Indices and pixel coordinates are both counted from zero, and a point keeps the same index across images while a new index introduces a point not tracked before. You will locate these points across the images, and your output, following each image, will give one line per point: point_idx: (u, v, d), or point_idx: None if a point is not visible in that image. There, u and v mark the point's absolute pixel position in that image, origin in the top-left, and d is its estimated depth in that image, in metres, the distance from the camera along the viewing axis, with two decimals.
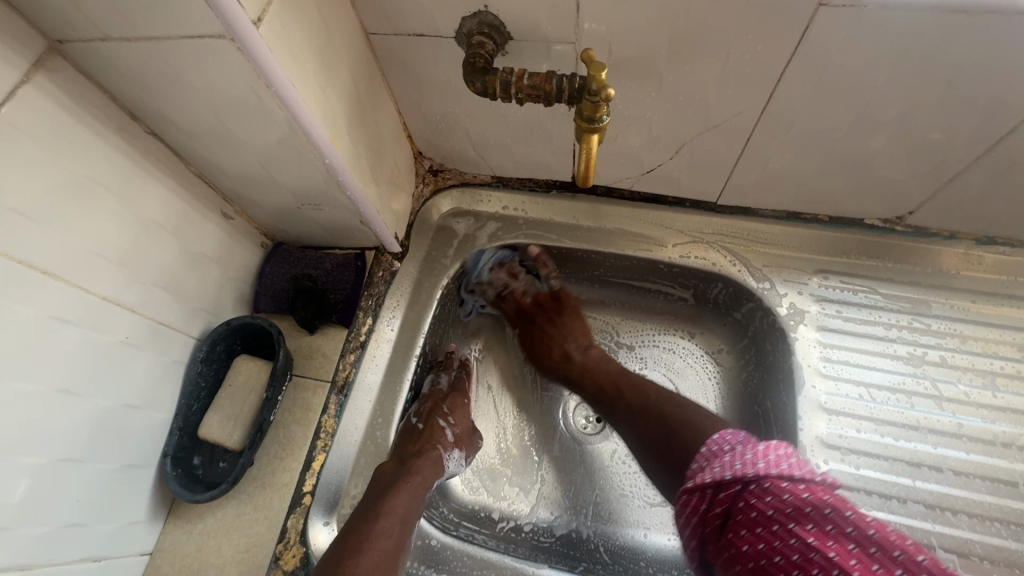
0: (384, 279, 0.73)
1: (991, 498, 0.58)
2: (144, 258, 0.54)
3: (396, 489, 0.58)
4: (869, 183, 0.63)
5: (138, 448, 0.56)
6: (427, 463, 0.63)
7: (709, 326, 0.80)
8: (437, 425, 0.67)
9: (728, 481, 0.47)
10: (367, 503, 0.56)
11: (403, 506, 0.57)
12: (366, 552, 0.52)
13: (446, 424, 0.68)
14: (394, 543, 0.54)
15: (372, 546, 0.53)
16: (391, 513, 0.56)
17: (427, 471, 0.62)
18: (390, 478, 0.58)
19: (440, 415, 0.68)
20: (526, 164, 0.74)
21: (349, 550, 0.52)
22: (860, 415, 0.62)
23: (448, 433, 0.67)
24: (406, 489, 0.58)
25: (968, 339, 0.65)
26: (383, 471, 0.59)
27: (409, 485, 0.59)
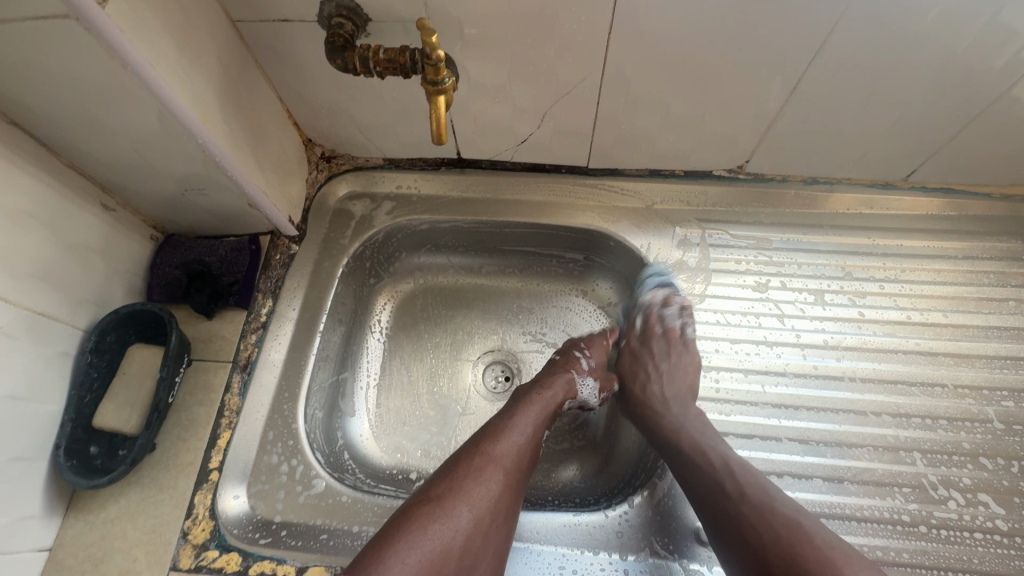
0: (282, 262, 0.76)
1: (825, 392, 0.67)
2: (15, 249, 0.54)
3: (530, 398, 0.64)
4: (706, 136, 0.72)
5: (27, 441, 0.55)
6: (561, 381, 0.69)
7: (598, 282, 0.87)
8: (571, 355, 0.74)
9: None
10: (507, 407, 0.63)
11: (538, 408, 0.64)
12: (504, 438, 0.58)
13: (581, 354, 0.74)
14: (528, 438, 0.60)
15: (509, 434, 0.58)
16: (527, 414, 0.62)
17: (559, 387, 0.67)
18: (527, 390, 0.67)
19: (577, 347, 0.76)
20: (413, 143, 0.79)
21: (489, 434, 0.58)
22: (719, 337, 0.72)
23: (581, 361, 0.73)
24: (542, 397, 0.65)
25: (803, 264, 0.76)
26: (525, 386, 0.68)
27: (541, 395, 0.65)
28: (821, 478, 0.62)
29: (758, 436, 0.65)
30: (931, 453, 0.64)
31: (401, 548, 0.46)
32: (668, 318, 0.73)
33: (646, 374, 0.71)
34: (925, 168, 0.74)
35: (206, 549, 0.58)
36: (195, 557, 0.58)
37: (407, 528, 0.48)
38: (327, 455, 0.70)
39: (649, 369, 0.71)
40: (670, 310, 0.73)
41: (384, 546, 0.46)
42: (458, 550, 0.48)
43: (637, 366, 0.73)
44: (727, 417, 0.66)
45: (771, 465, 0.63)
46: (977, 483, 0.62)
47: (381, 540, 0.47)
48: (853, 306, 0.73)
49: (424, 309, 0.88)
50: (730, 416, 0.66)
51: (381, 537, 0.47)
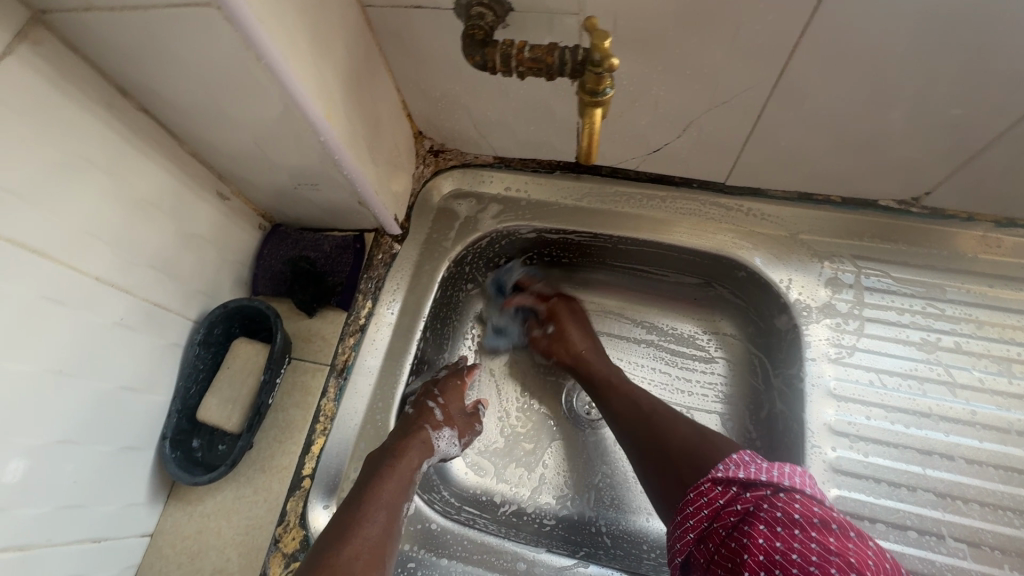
0: (384, 262, 0.72)
1: (1004, 487, 0.56)
2: (139, 238, 0.53)
3: (383, 473, 0.55)
4: (884, 162, 0.60)
5: (137, 431, 0.55)
6: (414, 446, 0.59)
7: (714, 311, 0.78)
8: (425, 407, 0.64)
9: (759, 483, 0.47)
10: (355, 491, 0.54)
11: (392, 491, 0.54)
12: (350, 541, 0.49)
13: (435, 404, 0.65)
14: (382, 532, 0.51)
15: (357, 534, 0.50)
16: (381, 500, 0.53)
17: (413, 454, 0.58)
18: (376, 463, 0.56)
19: (429, 397, 0.66)
20: (529, 143, 0.72)
21: (333, 539, 0.50)
22: (870, 401, 0.60)
23: (436, 412, 0.64)
24: (396, 474, 0.55)
25: (983, 324, 0.63)
26: (373, 458, 0.57)
27: (399, 467, 0.56)
28: None
29: (913, 529, 0.55)
30: None
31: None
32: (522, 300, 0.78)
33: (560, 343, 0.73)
34: None
35: (295, 559, 0.57)
36: (284, 566, 0.57)
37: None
38: None
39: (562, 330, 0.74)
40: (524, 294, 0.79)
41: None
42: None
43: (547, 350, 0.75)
44: (877, 500, 0.56)
45: (928, 566, 0.54)
46: None
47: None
48: None
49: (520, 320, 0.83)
50: (881, 499, 0.56)
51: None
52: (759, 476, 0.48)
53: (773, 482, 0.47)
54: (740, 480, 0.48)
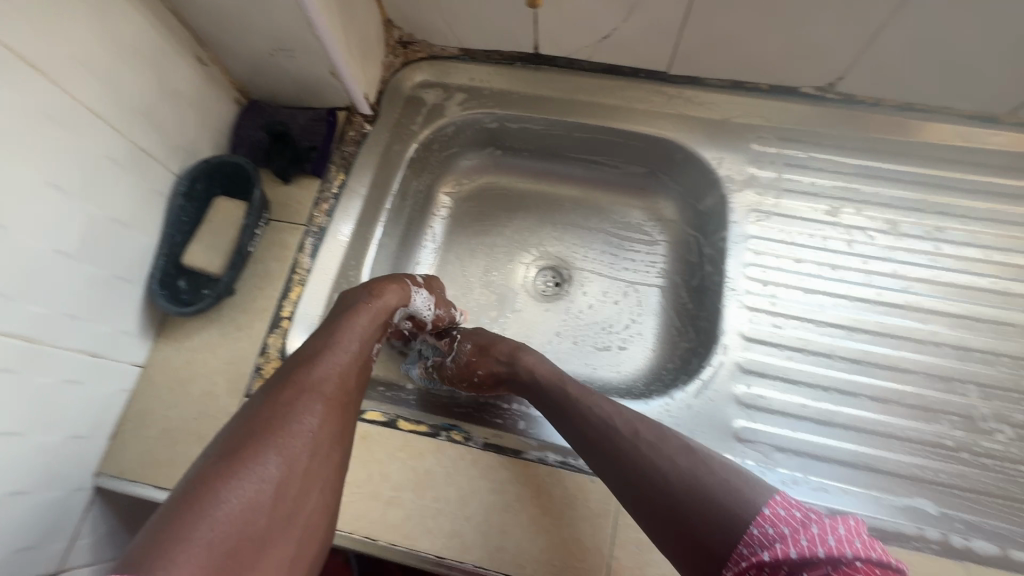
0: (354, 140, 0.78)
1: (885, 318, 0.66)
2: (123, 81, 0.57)
3: (356, 312, 0.57)
4: (802, 45, 0.68)
5: (126, 264, 0.61)
6: (393, 290, 0.62)
7: (658, 198, 0.86)
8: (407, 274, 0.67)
9: (816, 559, 0.38)
10: (327, 324, 0.55)
11: (365, 327, 0.56)
12: (319, 365, 0.50)
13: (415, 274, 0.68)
14: (350, 361, 0.52)
15: (325, 360, 0.51)
16: (354, 334, 0.55)
17: (390, 296, 0.61)
18: (352, 302, 0.58)
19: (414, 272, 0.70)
20: (491, 32, 0.78)
21: (302, 363, 0.50)
22: (782, 255, 0.70)
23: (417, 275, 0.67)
24: (369, 313, 0.58)
25: (882, 192, 0.73)
26: (348, 300, 0.59)
27: (365, 309, 0.58)
28: (866, 396, 0.63)
29: (808, 351, 0.65)
30: (988, 386, 0.63)
31: (199, 518, 0.35)
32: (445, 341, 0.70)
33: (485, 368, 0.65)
34: None
35: None
36: None
37: (205, 488, 0.37)
38: None
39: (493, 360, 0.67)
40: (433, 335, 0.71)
41: (181, 516, 0.35)
42: (268, 510, 0.39)
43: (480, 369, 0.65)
44: (781, 330, 0.66)
45: (818, 379, 0.64)
46: None
47: (169, 516, 0.35)
48: (928, 239, 0.70)
49: (484, 207, 0.90)
50: (784, 329, 0.66)
51: (177, 506, 0.36)
52: (816, 551, 0.38)
53: (833, 556, 0.38)
54: (792, 561, 0.38)
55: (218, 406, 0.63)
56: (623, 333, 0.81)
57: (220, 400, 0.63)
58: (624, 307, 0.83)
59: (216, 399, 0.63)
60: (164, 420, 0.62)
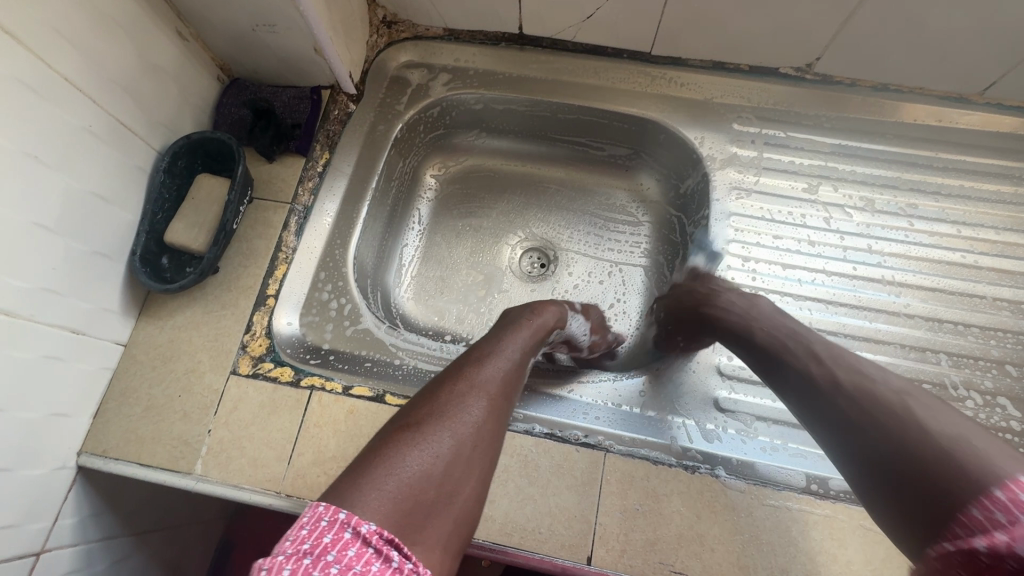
0: (339, 120, 0.77)
1: (860, 291, 0.68)
2: (103, 53, 0.56)
3: (523, 325, 0.55)
4: (782, 24, 0.70)
5: (107, 240, 0.60)
6: (551, 308, 0.60)
7: (642, 179, 0.87)
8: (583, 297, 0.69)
9: None
10: (500, 333, 0.53)
11: (527, 336, 0.54)
12: (491, 361, 0.48)
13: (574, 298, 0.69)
14: (518, 363, 0.50)
15: (497, 359, 0.48)
16: (514, 340, 0.52)
17: (548, 313, 0.59)
18: (516, 317, 0.57)
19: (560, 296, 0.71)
20: (475, 12, 0.78)
21: (474, 359, 0.47)
22: (762, 231, 0.71)
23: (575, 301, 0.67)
24: (533, 324, 0.56)
25: (858, 171, 0.75)
26: (513, 313, 0.58)
27: (534, 321, 0.56)
28: None
29: None
30: (958, 355, 0.65)
31: (371, 486, 0.35)
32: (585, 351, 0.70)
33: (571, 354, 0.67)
34: (1005, 82, 0.71)
35: (262, 360, 0.63)
36: (252, 364, 0.63)
37: (378, 459, 0.37)
38: (370, 302, 0.75)
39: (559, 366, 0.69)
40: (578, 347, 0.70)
41: (355, 481, 0.35)
42: (438, 486, 0.37)
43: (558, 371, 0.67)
44: None
45: None
46: (998, 388, 0.63)
47: (344, 482, 0.36)
48: (903, 215, 0.72)
49: (469, 188, 0.90)
50: None
51: (350, 474, 0.36)
52: None
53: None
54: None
55: (203, 383, 0.62)
56: (608, 313, 0.82)
57: (205, 377, 0.62)
58: (609, 287, 0.84)
59: (200, 376, 0.62)
60: (148, 398, 0.62)
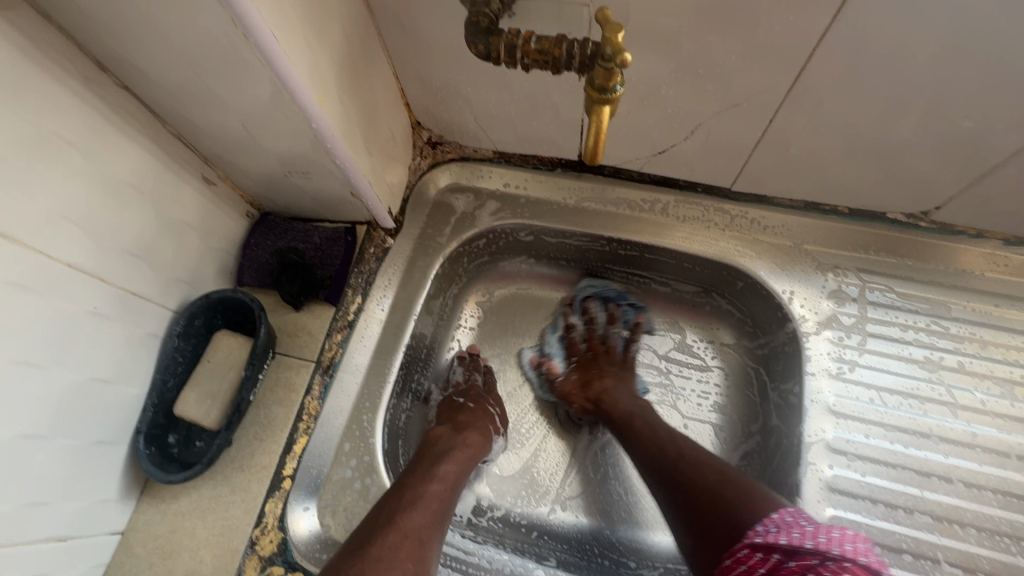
0: (375, 256, 0.69)
1: (1001, 512, 0.55)
2: (114, 225, 0.50)
3: (447, 456, 0.58)
4: (895, 174, 0.59)
5: (108, 425, 0.53)
6: (477, 436, 0.63)
7: (713, 319, 0.76)
8: (484, 408, 0.68)
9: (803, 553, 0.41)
10: (419, 468, 0.55)
11: (454, 473, 0.56)
12: (420, 506, 0.50)
13: (495, 410, 0.69)
14: (444, 506, 0.52)
15: (426, 502, 0.51)
16: (442, 478, 0.54)
17: (478, 444, 0.62)
18: (444, 445, 0.60)
19: (489, 400, 0.70)
20: (530, 139, 0.70)
21: (402, 503, 0.50)
22: (869, 419, 0.59)
23: (497, 419, 0.69)
24: (459, 458, 0.58)
25: (988, 344, 0.61)
26: (437, 442, 0.60)
27: (460, 454, 0.59)
28: None
29: (907, 552, 0.54)
30: None
31: None
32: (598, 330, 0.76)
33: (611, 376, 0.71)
34: None
35: (271, 564, 0.55)
36: (260, 570, 0.55)
37: None
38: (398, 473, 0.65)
39: (626, 375, 0.71)
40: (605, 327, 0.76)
41: None
42: None
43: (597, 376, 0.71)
44: (873, 521, 0.55)
45: None
46: None
47: None
48: None
49: (513, 317, 0.80)
50: (877, 521, 0.55)
51: None
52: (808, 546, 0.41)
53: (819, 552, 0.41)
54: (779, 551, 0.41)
55: None
56: None
57: None
58: None
59: None
60: None
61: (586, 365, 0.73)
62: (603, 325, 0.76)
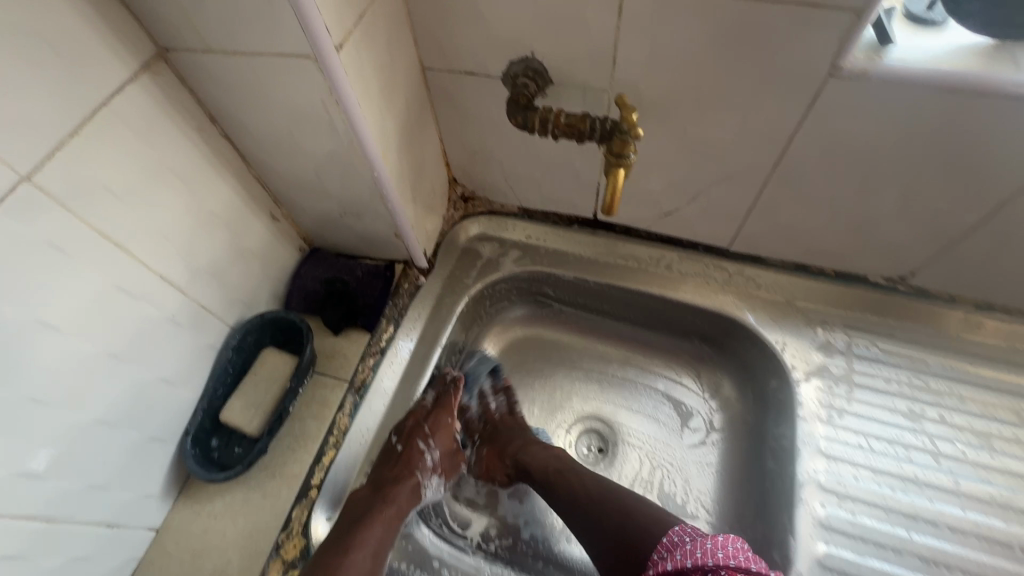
0: (408, 293, 0.77)
1: (986, 557, 0.58)
2: (200, 248, 0.59)
3: (368, 522, 0.57)
4: (873, 241, 0.67)
5: (165, 424, 0.59)
6: (403, 490, 0.61)
7: (714, 368, 0.81)
8: (415, 449, 0.65)
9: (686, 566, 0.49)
10: (337, 534, 0.56)
11: (378, 538, 0.56)
12: None
13: (425, 448, 0.66)
14: (370, 573, 0.54)
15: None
16: (365, 544, 0.55)
17: (401, 498, 0.60)
18: (364, 507, 0.58)
19: (420, 436, 0.66)
20: (551, 198, 0.80)
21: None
22: (859, 463, 0.63)
23: (426, 457, 0.66)
24: (381, 521, 0.58)
25: (967, 399, 0.67)
26: (358, 503, 0.59)
27: (384, 513, 0.58)
28: None
29: None
30: None
31: None
32: (494, 404, 0.78)
33: (519, 442, 0.72)
34: None
35: (293, 567, 0.57)
36: (282, 573, 0.57)
37: None
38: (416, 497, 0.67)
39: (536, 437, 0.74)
40: (500, 397, 0.78)
41: None
42: None
43: (512, 431, 0.74)
44: (863, 559, 0.59)
45: None
46: None
47: None
48: None
49: (529, 355, 0.87)
50: (867, 559, 0.59)
51: None
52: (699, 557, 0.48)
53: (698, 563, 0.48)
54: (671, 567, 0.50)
55: None
56: None
57: None
58: (682, 491, 0.76)
59: None
60: None
61: (494, 435, 0.75)
62: (491, 395, 0.79)
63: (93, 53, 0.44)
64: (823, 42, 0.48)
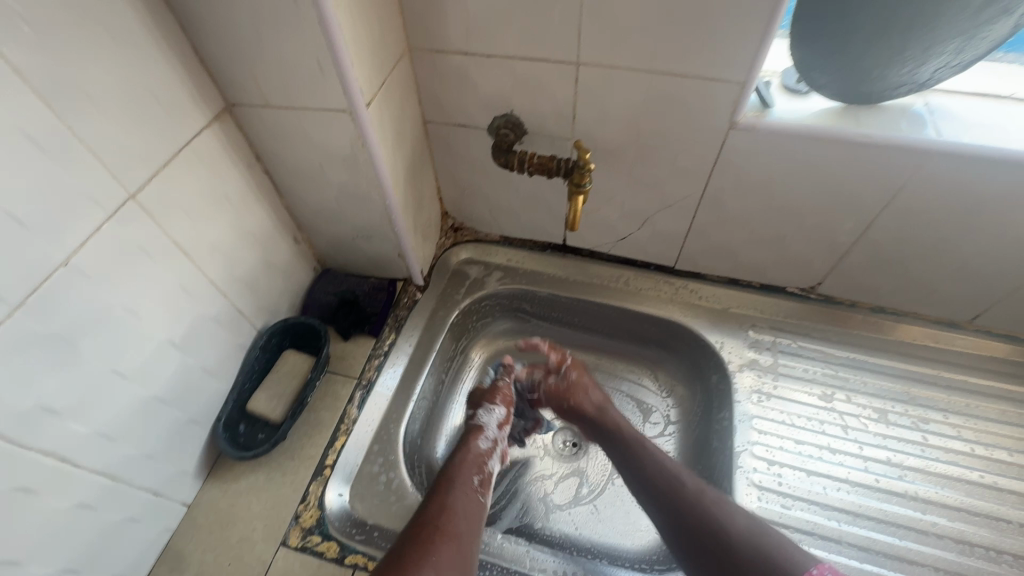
0: (407, 305, 0.90)
1: (887, 506, 0.71)
2: (241, 261, 0.71)
3: (461, 458, 0.72)
4: (785, 256, 0.84)
5: (203, 408, 0.69)
6: (476, 438, 0.76)
7: (668, 368, 0.95)
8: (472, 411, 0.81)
9: None
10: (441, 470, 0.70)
11: (468, 470, 0.70)
12: (448, 498, 0.64)
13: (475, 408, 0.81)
14: (475, 502, 0.66)
15: (453, 495, 0.65)
16: (462, 478, 0.68)
17: (477, 445, 0.74)
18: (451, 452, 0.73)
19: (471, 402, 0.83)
20: (528, 226, 0.96)
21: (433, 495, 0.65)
22: (784, 435, 0.77)
23: (484, 401, 0.81)
24: (469, 458, 0.72)
25: (869, 383, 0.82)
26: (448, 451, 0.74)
27: (469, 453, 0.73)
28: None
29: (817, 533, 0.69)
30: None
31: None
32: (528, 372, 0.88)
33: (582, 399, 0.82)
34: (989, 314, 0.82)
35: (311, 533, 0.67)
36: (302, 537, 0.67)
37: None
38: (415, 479, 0.77)
39: (592, 393, 0.83)
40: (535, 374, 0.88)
41: None
42: None
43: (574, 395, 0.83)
44: (789, 510, 0.71)
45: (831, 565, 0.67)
46: None
47: None
48: (916, 429, 0.77)
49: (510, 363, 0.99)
50: (793, 510, 0.71)
51: None
52: None
53: None
54: None
55: (254, 552, 0.66)
56: None
57: (257, 546, 0.66)
58: None
59: (253, 545, 0.66)
60: (199, 563, 0.65)
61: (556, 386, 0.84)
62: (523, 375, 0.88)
63: (183, 105, 0.59)
64: (721, 104, 0.66)
